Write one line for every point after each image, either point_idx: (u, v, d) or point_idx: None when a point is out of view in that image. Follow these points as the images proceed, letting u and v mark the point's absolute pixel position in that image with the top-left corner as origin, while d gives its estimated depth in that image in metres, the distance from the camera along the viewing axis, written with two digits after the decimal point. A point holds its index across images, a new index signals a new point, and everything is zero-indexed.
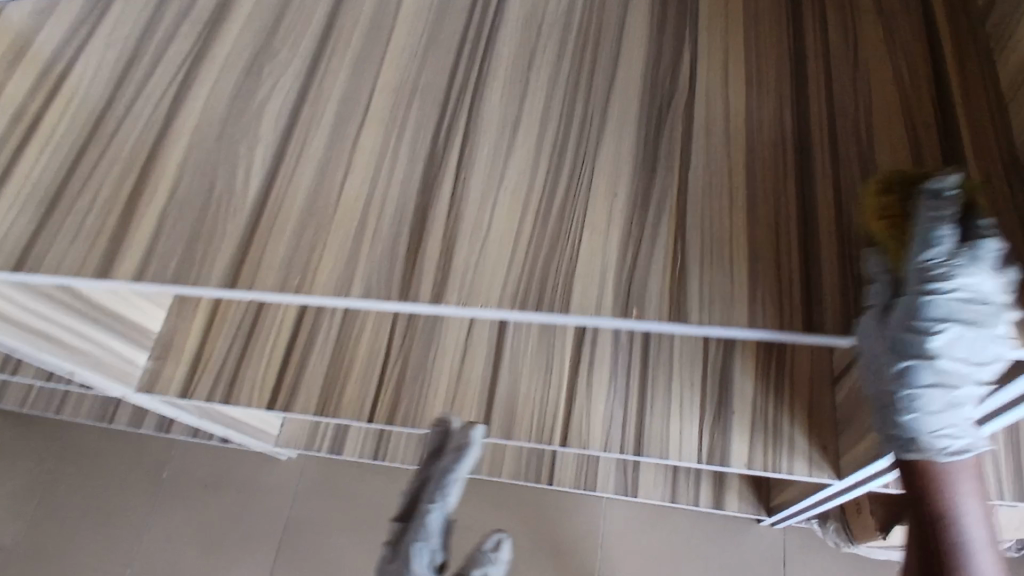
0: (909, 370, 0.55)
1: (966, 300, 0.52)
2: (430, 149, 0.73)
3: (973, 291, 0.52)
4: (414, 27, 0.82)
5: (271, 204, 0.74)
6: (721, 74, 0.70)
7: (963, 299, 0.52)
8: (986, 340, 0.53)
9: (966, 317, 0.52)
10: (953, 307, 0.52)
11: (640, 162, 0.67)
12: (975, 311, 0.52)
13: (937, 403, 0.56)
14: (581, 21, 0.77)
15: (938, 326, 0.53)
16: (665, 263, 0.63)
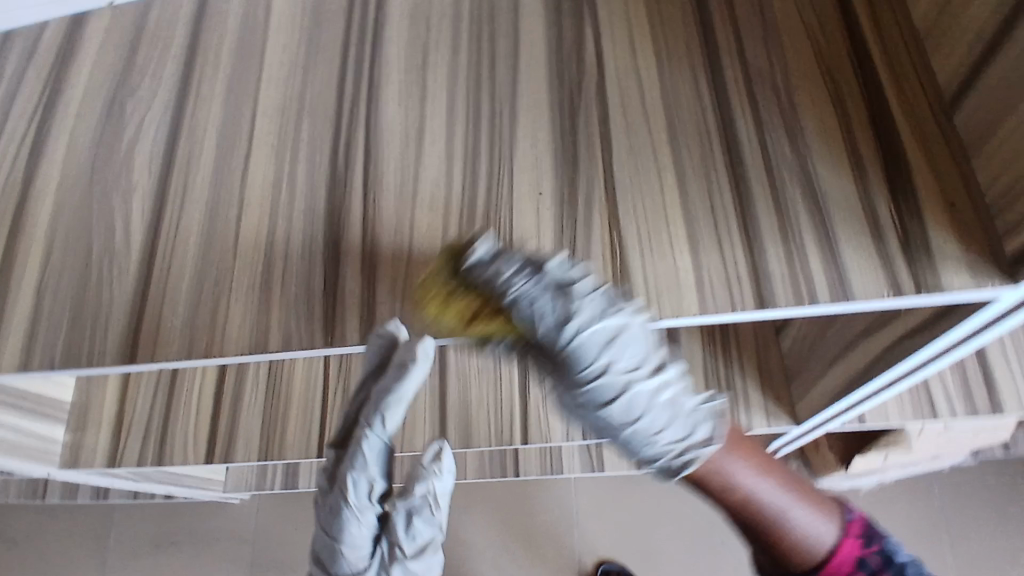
0: (604, 409, 0.53)
1: (605, 337, 0.52)
2: (329, 170, 0.65)
3: (600, 327, 0.52)
4: (289, 38, 0.74)
5: (159, 259, 0.65)
6: (629, 49, 0.66)
7: (627, 327, 0.52)
8: (637, 346, 0.53)
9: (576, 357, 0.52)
10: (604, 346, 0.52)
11: (560, 153, 0.62)
12: (619, 342, 0.52)
13: (644, 434, 0.53)
14: (470, 10, 0.71)
15: (602, 360, 0.52)
16: (604, 257, 0.58)
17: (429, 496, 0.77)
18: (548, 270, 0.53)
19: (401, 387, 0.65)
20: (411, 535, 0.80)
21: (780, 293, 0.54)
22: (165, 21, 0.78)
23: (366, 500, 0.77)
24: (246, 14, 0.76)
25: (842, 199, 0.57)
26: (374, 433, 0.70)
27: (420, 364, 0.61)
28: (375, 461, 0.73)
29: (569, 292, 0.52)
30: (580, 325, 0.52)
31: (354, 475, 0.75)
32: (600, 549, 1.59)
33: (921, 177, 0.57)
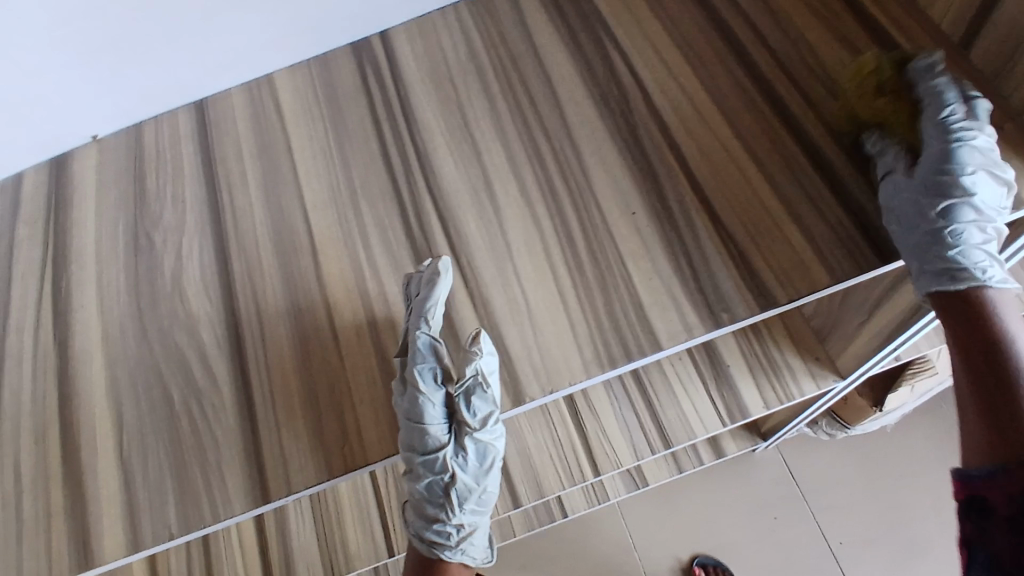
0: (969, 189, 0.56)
1: (983, 146, 0.57)
2: (410, 246, 0.63)
3: (982, 151, 0.57)
4: (310, 129, 0.71)
5: (255, 384, 0.60)
6: (662, 65, 0.69)
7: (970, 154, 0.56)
8: (997, 188, 0.57)
9: (973, 152, 0.56)
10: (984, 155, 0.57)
11: (638, 171, 0.63)
12: (990, 157, 0.57)
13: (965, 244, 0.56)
14: (491, 63, 0.72)
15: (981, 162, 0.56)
16: (720, 253, 0.59)
17: (479, 374, 0.55)
18: (932, 78, 0.60)
19: (434, 295, 0.55)
20: (473, 410, 0.57)
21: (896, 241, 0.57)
22: (166, 146, 0.74)
23: (432, 382, 0.56)
24: (256, 118, 0.73)
25: (912, 147, 0.61)
26: (418, 327, 0.56)
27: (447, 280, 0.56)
28: (431, 356, 0.56)
29: (975, 118, 0.58)
30: (972, 133, 0.57)
31: (417, 369, 0.56)
32: (681, 552, 1.44)
33: None
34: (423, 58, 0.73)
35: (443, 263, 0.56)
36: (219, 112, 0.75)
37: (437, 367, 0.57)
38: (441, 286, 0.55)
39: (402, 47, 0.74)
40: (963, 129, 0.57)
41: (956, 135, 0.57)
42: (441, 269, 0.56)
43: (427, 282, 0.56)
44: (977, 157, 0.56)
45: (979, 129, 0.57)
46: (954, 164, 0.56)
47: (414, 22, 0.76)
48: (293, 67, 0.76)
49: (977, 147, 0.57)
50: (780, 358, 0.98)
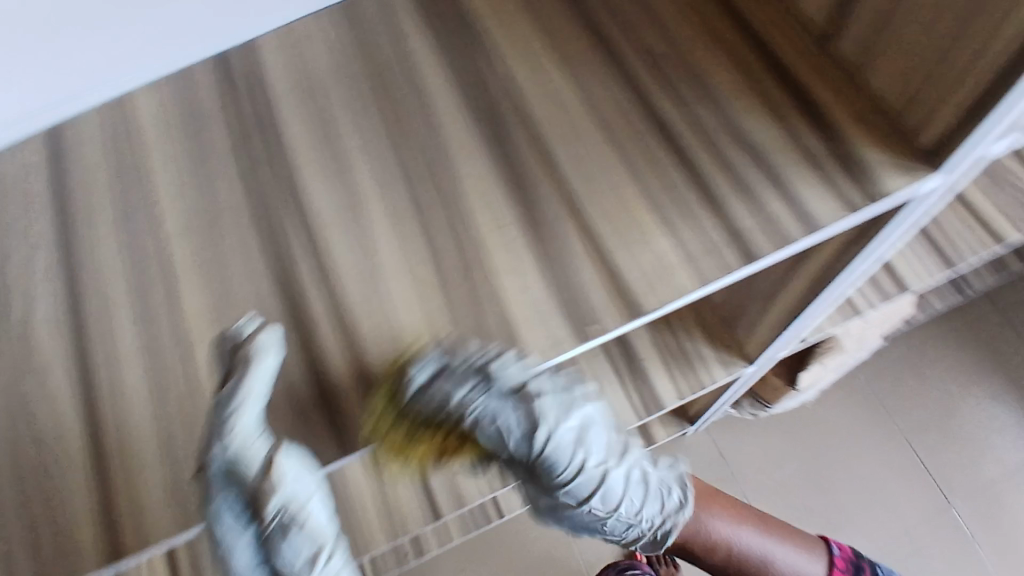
0: (581, 493, 0.71)
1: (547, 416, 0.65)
2: (274, 272, 0.60)
3: (564, 415, 0.66)
4: (170, 149, 0.67)
5: (109, 432, 0.56)
6: (535, 66, 0.66)
7: (559, 437, 0.66)
8: (598, 440, 0.69)
9: (571, 463, 0.68)
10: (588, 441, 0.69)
11: (510, 182, 0.62)
12: (563, 423, 0.66)
13: (593, 484, 0.71)
14: (360, 70, 0.68)
15: (579, 460, 0.68)
16: (589, 265, 0.58)
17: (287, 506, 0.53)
18: (504, 422, 0.64)
19: (242, 395, 0.51)
20: (288, 551, 0.54)
21: (760, 242, 0.58)
22: (11, 173, 0.68)
23: (235, 518, 0.53)
24: (113, 141, 0.69)
25: (778, 142, 0.61)
26: (215, 446, 0.51)
27: (271, 362, 0.52)
28: (228, 485, 0.52)
29: (540, 424, 0.64)
30: (571, 438, 0.67)
31: (213, 509, 0.52)
32: None
33: (834, 107, 0.62)
34: (289, 68, 0.69)
35: (262, 343, 0.52)
36: (70, 134, 0.70)
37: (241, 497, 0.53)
38: (259, 371, 0.51)
39: (266, 55, 0.70)
40: (552, 437, 0.65)
41: (542, 456, 0.66)
42: (256, 353, 0.51)
43: (238, 373, 0.51)
44: (572, 431, 0.67)
45: (569, 430, 0.67)
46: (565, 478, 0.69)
47: (280, 28, 0.72)
48: (152, 81, 0.71)
49: (572, 468, 0.69)
50: (690, 346, 1.02)
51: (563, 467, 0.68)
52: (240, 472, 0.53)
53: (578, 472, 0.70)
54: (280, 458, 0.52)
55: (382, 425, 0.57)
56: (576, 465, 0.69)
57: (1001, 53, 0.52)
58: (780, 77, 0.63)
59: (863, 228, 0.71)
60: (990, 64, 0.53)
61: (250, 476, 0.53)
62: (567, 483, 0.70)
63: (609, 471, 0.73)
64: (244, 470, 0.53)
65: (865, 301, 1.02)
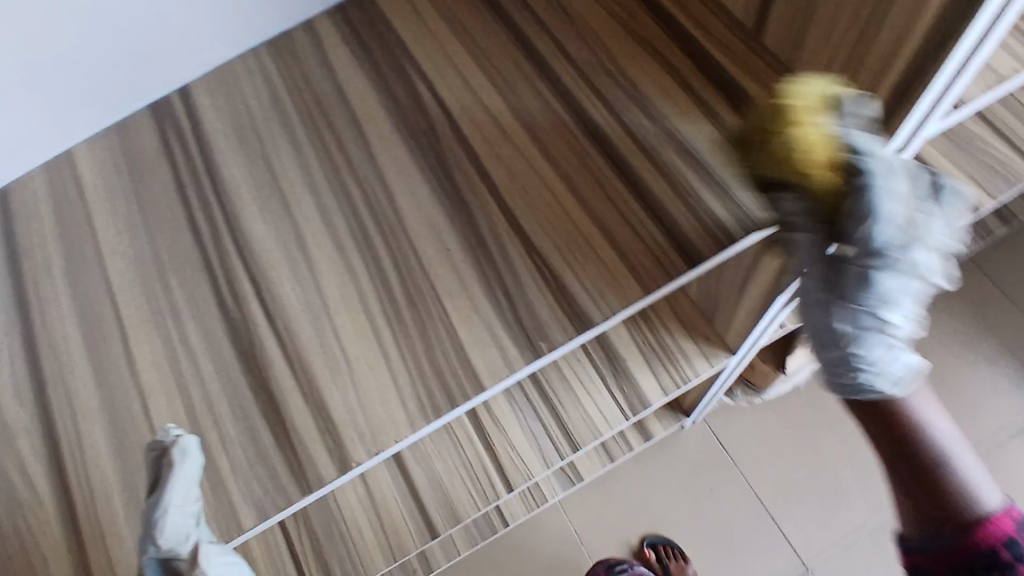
0: (844, 333, 0.52)
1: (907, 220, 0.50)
2: (223, 316, 0.60)
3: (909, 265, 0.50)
4: (114, 204, 0.67)
5: (76, 494, 0.57)
6: (466, 88, 0.67)
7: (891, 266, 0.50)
8: (909, 295, 0.52)
9: (893, 271, 0.50)
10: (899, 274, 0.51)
11: (449, 205, 0.62)
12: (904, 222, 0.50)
13: (863, 351, 0.52)
14: (294, 107, 0.69)
15: (889, 297, 0.51)
16: (534, 279, 0.58)
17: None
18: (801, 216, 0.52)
19: (164, 499, 0.48)
20: None
21: (701, 244, 0.58)
22: None
23: None
24: (57, 200, 0.69)
25: (711, 142, 0.61)
26: (141, 552, 0.49)
27: (188, 465, 0.49)
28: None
29: (904, 249, 0.50)
30: (895, 262, 0.50)
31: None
32: (630, 535, 1.45)
33: (763, 103, 0.62)
34: (225, 111, 0.70)
35: (180, 448, 0.49)
36: (14, 198, 0.70)
37: None
38: (178, 477, 0.49)
39: (203, 102, 0.71)
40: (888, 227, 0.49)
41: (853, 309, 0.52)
42: (173, 459, 0.49)
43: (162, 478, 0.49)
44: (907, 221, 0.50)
45: (908, 263, 0.50)
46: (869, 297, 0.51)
47: (213, 71, 0.72)
48: (91, 137, 0.71)
49: (897, 291, 0.51)
50: (672, 343, 1.00)
51: (870, 308, 0.51)
52: (175, 569, 0.50)
53: (867, 303, 0.51)
54: (204, 556, 0.49)
55: (816, 135, 0.47)
56: (897, 272, 0.50)
57: (913, 43, 0.52)
58: (710, 77, 0.64)
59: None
60: (905, 53, 0.53)
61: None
62: (844, 338, 0.52)
63: (895, 350, 0.52)
64: (177, 570, 0.49)
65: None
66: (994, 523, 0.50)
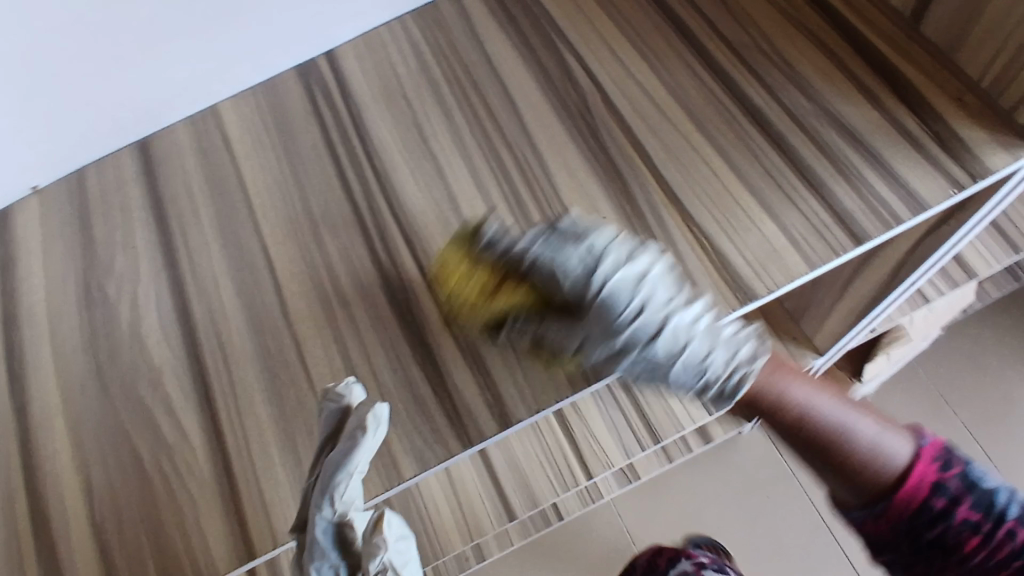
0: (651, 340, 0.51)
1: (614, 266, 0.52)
2: (377, 272, 0.61)
3: (634, 278, 0.51)
4: (263, 158, 0.68)
5: (229, 435, 0.56)
6: (617, 63, 0.67)
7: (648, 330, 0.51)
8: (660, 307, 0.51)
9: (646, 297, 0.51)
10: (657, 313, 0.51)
11: (604, 174, 0.62)
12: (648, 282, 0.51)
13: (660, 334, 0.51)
14: (443, 74, 0.70)
15: (660, 313, 0.51)
16: (694, 250, 0.57)
17: (388, 569, 0.51)
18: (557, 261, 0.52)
19: (349, 465, 0.49)
20: None
21: (868, 225, 0.57)
22: (112, 187, 0.70)
23: None
24: (205, 152, 0.70)
25: (874, 125, 0.61)
26: (319, 511, 0.50)
27: (374, 436, 0.48)
28: (331, 550, 0.51)
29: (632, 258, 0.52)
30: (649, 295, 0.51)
31: (314, 566, 0.52)
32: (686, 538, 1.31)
33: (923, 87, 0.62)
34: (373, 75, 0.71)
35: (375, 414, 0.48)
36: (164, 148, 0.71)
37: (339, 564, 0.52)
38: (363, 447, 0.48)
39: (351, 65, 0.72)
40: (613, 276, 0.51)
41: (603, 288, 0.51)
42: (366, 428, 0.48)
43: (346, 445, 0.49)
44: (639, 283, 0.51)
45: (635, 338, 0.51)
46: (620, 344, 0.51)
47: (360, 36, 0.73)
48: (240, 91, 0.73)
49: (654, 310, 0.51)
50: None
51: (626, 318, 0.51)
52: (348, 535, 0.51)
53: (609, 289, 0.51)
54: (384, 523, 0.52)
55: None
56: (641, 296, 0.51)
57: None
58: (872, 61, 0.64)
59: (951, 211, 0.66)
60: None
61: (351, 538, 0.51)
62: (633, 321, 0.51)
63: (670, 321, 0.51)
64: (347, 533, 0.51)
65: (936, 290, 0.92)
66: (918, 480, 0.48)
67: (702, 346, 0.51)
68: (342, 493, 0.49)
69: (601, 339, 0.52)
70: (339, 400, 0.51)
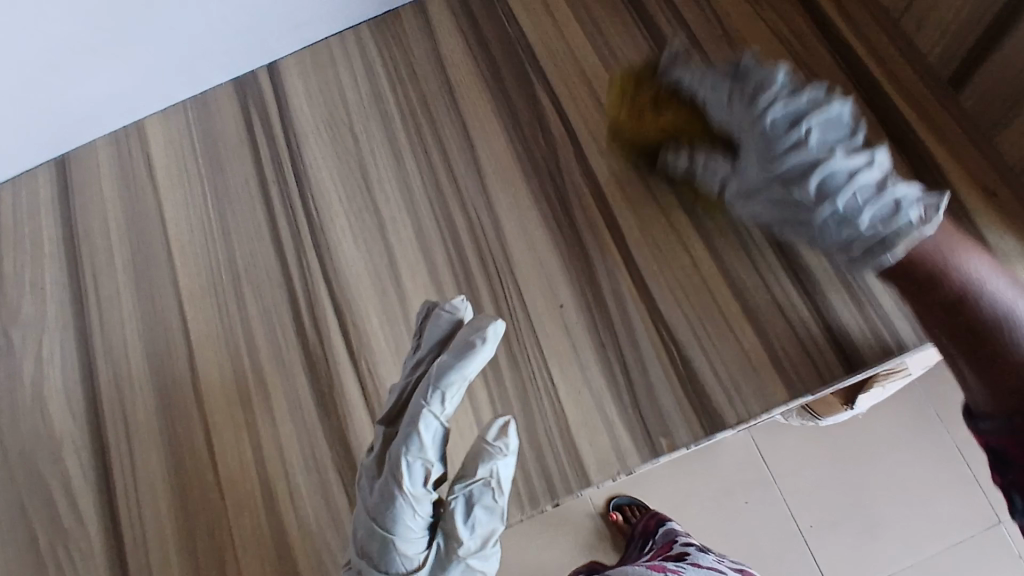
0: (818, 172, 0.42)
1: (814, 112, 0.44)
2: (302, 347, 0.54)
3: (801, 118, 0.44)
4: (188, 193, 0.60)
5: (129, 524, 0.52)
6: (598, 109, 0.57)
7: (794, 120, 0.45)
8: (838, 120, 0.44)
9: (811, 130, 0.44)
10: (825, 129, 0.44)
11: (567, 250, 0.53)
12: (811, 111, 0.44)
13: (840, 188, 0.42)
14: (398, 107, 0.60)
15: (800, 136, 0.43)
16: (660, 359, 0.49)
17: (492, 479, 0.45)
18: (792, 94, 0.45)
19: (465, 368, 0.44)
20: (469, 525, 0.45)
21: (870, 350, 0.48)
22: (23, 213, 0.62)
23: (421, 484, 0.46)
24: (125, 179, 0.62)
25: None
26: (428, 405, 0.45)
27: (491, 348, 0.45)
28: (434, 448, 0.45)
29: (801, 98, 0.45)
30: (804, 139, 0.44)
31: (405, 456, 0.45)
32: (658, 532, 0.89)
33: (951, 174, 0.51)
34: (319, 100, 0.61)
35: (495, 328, 0.44)
36: (83, 170, 0.63)
37: (427, 463, 0.45)
38: (480, 357, 0.44)
39: (294, 83, 0.63)
40: (772, 110, 0.45)
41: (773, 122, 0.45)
42: (484, 339, 0.44)
43: (461, 348, 0.45)
44: (818, 138, 0.44)
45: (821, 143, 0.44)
46: (784, 143, 0.44)
47: (309, 50, 0.64)
48: (168, 108, 0.64)
49: (809, 144, 0.43)
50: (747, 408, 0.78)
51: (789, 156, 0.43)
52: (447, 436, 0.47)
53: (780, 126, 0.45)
54: (507, 427, 0.45)
55: None
56: (810, 125, 0.44)
57: None
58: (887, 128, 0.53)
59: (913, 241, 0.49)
60: None
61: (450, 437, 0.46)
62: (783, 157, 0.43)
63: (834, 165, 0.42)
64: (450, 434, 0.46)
65: None
66: None
67: (862, 202, 0.41)
68: (445, 393, 0.45)
69: (784, 204, 0.45)
70: (451, 310, 0.47)
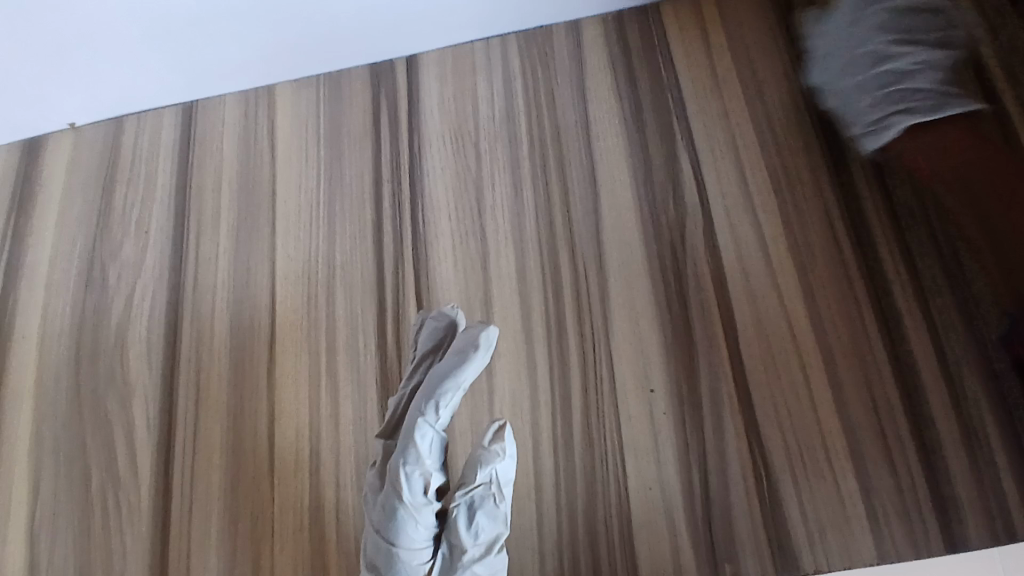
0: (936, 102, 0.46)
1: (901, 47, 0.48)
2: (378, 361, 0.53)
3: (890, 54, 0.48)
4: (302, 173, 0.59)
5: (178, 489, 0.53)
6: (739, 184, 0.53)
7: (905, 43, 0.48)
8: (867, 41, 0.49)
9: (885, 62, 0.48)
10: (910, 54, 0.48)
11: (671, 331, 0.50)
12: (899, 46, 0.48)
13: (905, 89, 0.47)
14: (528, 132, 0.57)
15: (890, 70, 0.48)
16: (744, 478, 0.46)
17: (492, 483, 0.42)
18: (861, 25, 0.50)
19: (458, 377, 0.43)
20: (472, 533, 0.42)
21: (975, 529, 0.44)
22: (144, 152, 0.63)
23: (422, 492, 0.42)
24: (246, 142, 0.61)
25: None
26: (423, 414, 0.43)
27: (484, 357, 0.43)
28: (433, 455, 0.43)
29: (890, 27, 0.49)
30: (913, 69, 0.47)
31: (402, 465, 0.42)
32: None
33: None
34: (451, 106, 0.59)
35: (487, 334, 0.43)
36: (207, 122, 0.63)
37: (427, 471, 0.42)
38: (473, 364, 0.43)
39: (430, 82, 0.60)
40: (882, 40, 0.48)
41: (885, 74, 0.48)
42: (478, 346, 0.43)
43: (456, 355, 0.43)
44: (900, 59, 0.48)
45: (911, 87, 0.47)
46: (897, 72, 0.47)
47: (451, 51, 0.61)
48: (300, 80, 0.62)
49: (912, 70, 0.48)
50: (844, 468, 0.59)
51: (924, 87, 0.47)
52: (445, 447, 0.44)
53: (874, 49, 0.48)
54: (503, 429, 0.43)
55: None
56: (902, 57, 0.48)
57: None
58: None
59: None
60: None
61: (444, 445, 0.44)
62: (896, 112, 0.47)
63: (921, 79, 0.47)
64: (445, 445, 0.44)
65: None
66: None
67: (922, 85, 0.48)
68: (436, 400, 0.43)
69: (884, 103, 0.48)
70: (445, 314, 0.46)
